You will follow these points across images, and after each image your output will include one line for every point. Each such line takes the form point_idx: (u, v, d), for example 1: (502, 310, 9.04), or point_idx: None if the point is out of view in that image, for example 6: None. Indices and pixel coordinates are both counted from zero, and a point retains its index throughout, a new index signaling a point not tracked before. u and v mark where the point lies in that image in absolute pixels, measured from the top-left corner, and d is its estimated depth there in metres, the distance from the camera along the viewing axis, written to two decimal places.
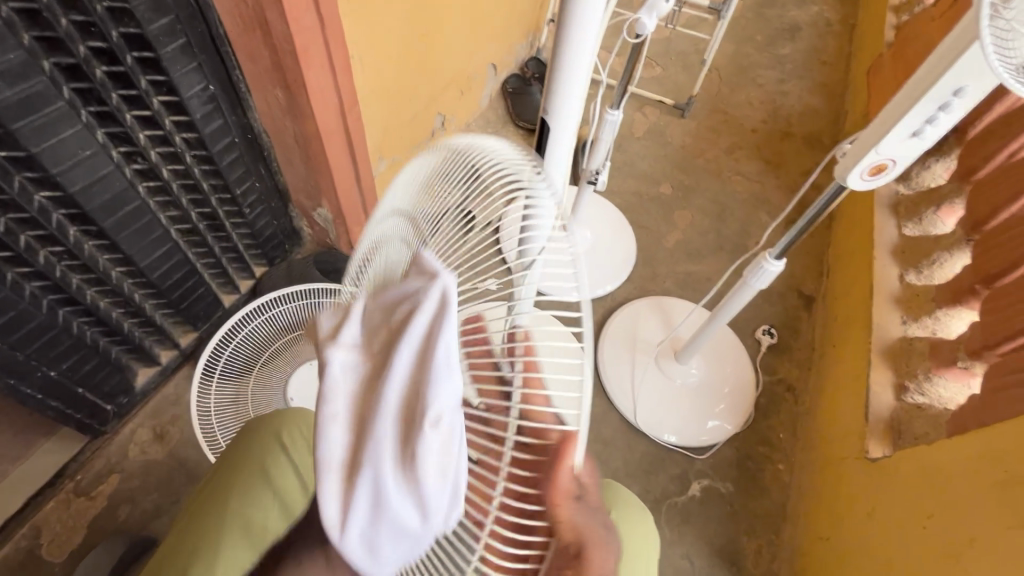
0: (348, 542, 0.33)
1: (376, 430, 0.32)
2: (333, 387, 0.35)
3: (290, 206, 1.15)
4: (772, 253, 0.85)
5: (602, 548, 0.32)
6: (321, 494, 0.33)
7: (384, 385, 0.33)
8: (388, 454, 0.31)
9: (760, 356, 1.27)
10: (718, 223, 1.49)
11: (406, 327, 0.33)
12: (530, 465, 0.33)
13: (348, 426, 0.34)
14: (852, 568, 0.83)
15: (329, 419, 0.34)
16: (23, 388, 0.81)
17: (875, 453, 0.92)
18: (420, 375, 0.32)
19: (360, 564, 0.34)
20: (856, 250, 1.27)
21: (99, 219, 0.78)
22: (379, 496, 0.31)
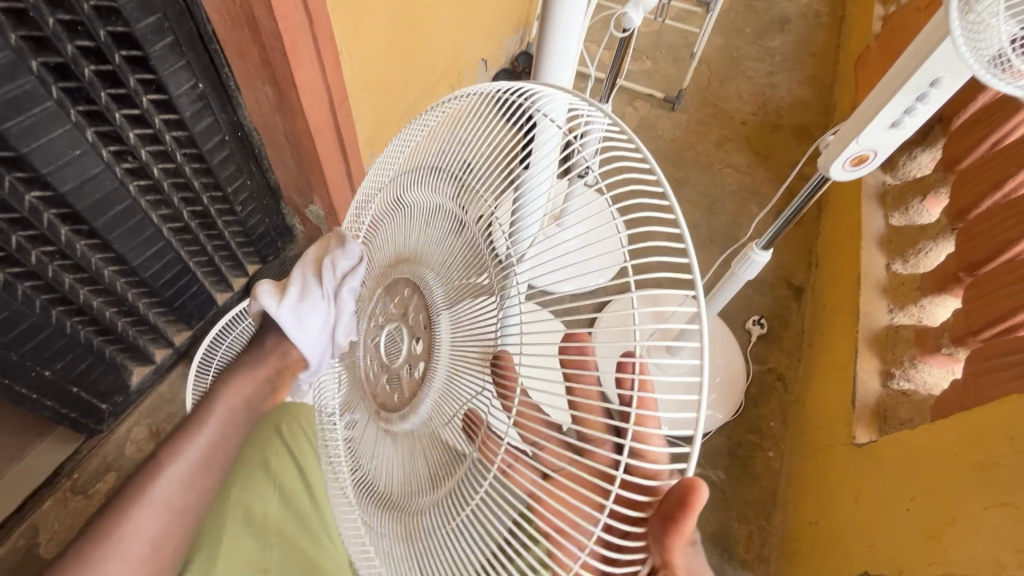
0: (284, 316, 0.51)
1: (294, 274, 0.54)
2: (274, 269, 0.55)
3: (282, 203, 1.15)
4: (758, 243, 0.87)
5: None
6: (263, 299, 0.52)
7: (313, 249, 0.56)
8: (315, 268, 0.54)
9: (750, 346, 1.29)
10: (708, 215, 1.51)
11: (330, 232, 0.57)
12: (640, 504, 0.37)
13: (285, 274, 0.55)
14: (839, 551, 0.85)
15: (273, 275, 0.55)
16: (17, 388, 0.81)
17: (862, 438, 0.94)
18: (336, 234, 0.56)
19: (292, 335, 0.51)
20: (844, 241, 1.29)
21: (90, 219, 0.78)
22: (306, 291, 0.53)
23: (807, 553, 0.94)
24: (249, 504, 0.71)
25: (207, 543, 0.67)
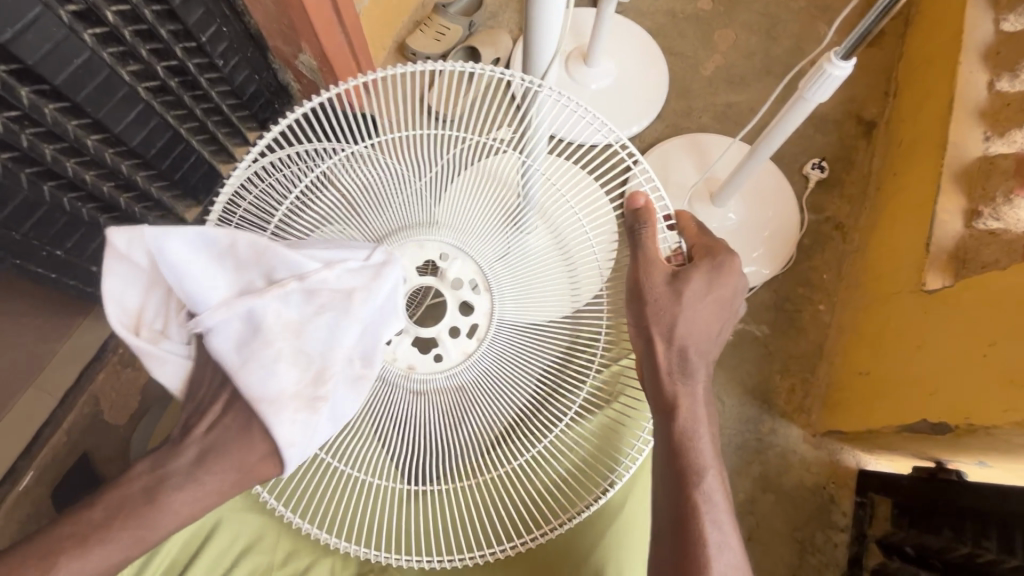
0: (235, 357, 0.51)
1: (227, 299, 0.51)
2: (245, 316, 0.51)
3: (269, 55, 1.01)
4: (837, 53, 0.69)
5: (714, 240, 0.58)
6: (224, 349, 0.51)
7: (198, 280, 0.50)
8: (227, 287, 0.51)
9: (807, 192, 1.14)
10: (767, 41, 1.26)
11: (236, 251, 0.51)
12: (692, 250, 0.57)
13: (208, 314, 0.51)
14: (897, 404, 0.80)
15: (244, 307, 0.51)
16: (31, 267, 0.81)
17: (933, 283, 0.84)
18: (217, 256, 0.51)
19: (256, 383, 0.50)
20: (935, 58, 1.06)
21: (49, 77, 0.68)
22: (246, 321, 0.51)
23: (856, 403, 0.90)
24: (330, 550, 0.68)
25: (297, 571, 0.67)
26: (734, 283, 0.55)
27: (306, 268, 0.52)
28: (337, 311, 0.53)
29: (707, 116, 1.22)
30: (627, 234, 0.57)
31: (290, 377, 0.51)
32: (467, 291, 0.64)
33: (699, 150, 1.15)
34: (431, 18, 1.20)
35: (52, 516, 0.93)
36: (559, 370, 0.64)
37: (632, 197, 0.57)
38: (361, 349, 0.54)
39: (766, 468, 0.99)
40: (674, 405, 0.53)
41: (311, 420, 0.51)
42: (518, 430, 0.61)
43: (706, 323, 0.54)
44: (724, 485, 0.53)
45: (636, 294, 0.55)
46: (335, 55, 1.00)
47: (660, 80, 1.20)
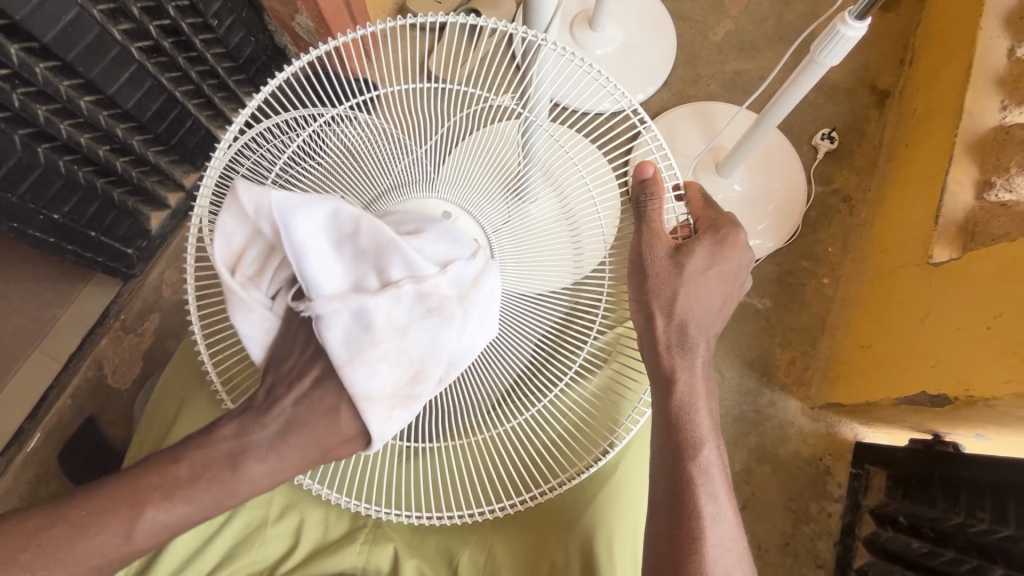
0: (342, 357, 0.49)
1: (346, 290, 0.48)
2: (346, 314, 0.48)
3: (265, 16, 0.98)
4: (851, 12, 0.66)
5: (726, 216, 0.56)
6: (327, 341, 0.49)
7: (308, 264, 0.47)
8: (340, 278, 0.48)
9: (815, 164, 1.11)
10: (779, 5, 1.21)
11: (359, 235, 0.48)
12: (700, 220, 0.56)
13: (317, 307, 0.48)
14: (897, 377, 0.80)
15: (353, 302, 0.48)
16: (29, 231, 0.80)
17: (940, 256, 0.82)
18: (339, 243, 0.48)
19: (359, 381, 0.49)
20: (955, 23, 1.02)
21: (38, 34, 0.66)
22: (356, 319, 0.48)
23: (856, 375, 0.90)
24: (323, 509, 0.69)
25: (291, 522, 0.68)
26: (738, 258, 0.54)
27: (422, 270, 0.49)
28: (444, 322, 0.49)
29: (715, 84, 1.18)
30: (632, 205, 0.56)
31: (390, 377, 0.49)
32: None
33: (705, 119, 1.12)
34: None
35: (60, 476, 0.95)
36: (560, 333, 0.63)
37: (640, 166, 0.55)
38: (458, 351, 0.51)
39: (762, 439, 1.00)
40: (670, 378, 0.53)
41: (397, 414, 0.50)
42: (518, 389, 0.61)
43: (707, 298, 0.53)
44: (721, 458, 0.53)
45: (638, 269, 0.54)
46: (331, 14, 0.96)
47: (668, 46, 1.17)
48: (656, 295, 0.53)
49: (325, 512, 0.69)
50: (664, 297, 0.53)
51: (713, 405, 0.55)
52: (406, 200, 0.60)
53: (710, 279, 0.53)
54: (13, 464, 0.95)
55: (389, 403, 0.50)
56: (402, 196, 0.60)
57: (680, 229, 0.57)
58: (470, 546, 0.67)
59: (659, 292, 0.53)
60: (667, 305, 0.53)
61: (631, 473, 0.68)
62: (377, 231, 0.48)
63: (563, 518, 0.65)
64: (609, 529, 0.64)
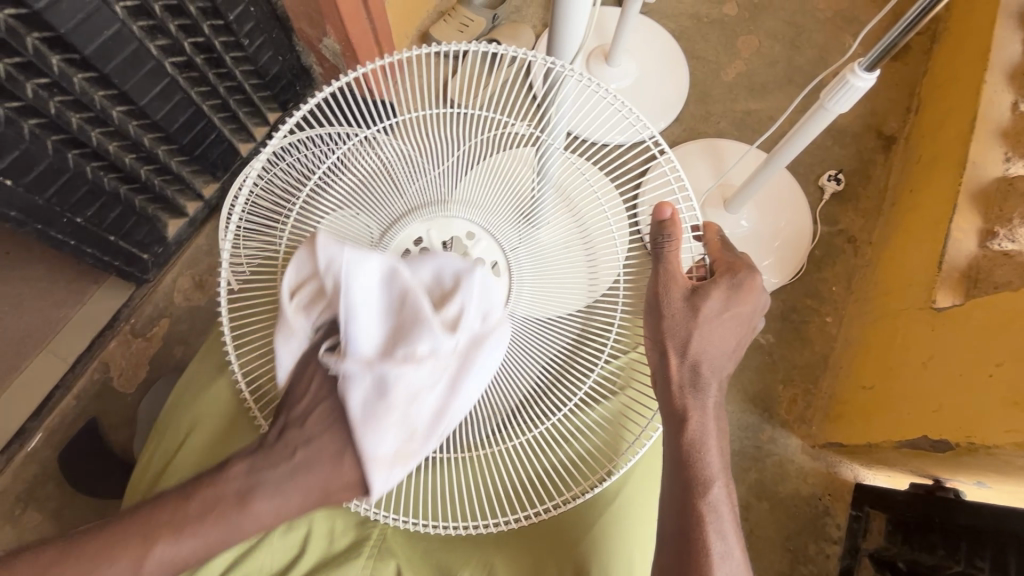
0: (358, 412, 0.51)
1: (380, 340, 0.51)
2: (364, 374, 0.51)
3: (294, 37, 1.02)
4: (861, 64, 0.69)
5: (745, 259, 0.57)
6: (349, 395, 0.51)
7: (344, 322, 0.50)
8: (372, 336, 0.51)
9: (822, 205, 1.13)
10: (790, 50, 1.25)
11: (383, 289, 0.51)
12: (719, 263, 0.57)
13: (344, 361, 0.51)
14: (899, 420, 0.80)
15: (375, 357, 0.51)
16: (52, 233, 0.82)
17: (943, 302, 0.83)
18: (374, 304, 0.51)
19: (369, 445, 0.51)
20: (960, 75, 1.05)
21: (79, 47, 0.69)
22: (380, 383, 0.50)
23: (858, 415, 0.90)
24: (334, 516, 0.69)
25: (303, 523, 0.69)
26: (754, 302, 0.55)
27: (441, 346, 0.50)
28: (452, 382, 0.51)
29: (725, 122, 1.21)
30: (651, 245, 0.56)
31: (394, 440, 0.51)
32: (488, 273, 0.63)
33: (715, 156, 1.15)
34: (455, 10, 1.20)
35: (57, 477, 0.95)
36: (572, 352, 0.64)
37: (658, 208, 0.55)
38: (464, 408, 0.52)
39: (762, 475, 0.99)
40: (683, 418, 0.53)
41: (398, 468, 0.51)
42: (529, 407, 0.62)
43: (721, 339, 0.54)
44: (731, 498, 0.54)
45: (654, 306, 0.55)
46: (359, 40, 1.00)
47: (681, 82, 1.20)
48: (671, 338, 0.54)
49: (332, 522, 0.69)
50: (679, 339, 0.54)
51: (725, 445, 0.55)
52: (433, 219, 0.63)
53: (727, 319, 0.54)
54: (13, 462, 0.95)
55: (390, 462, 0.51)
56: (428, 215, 0.63)
57: (696, 267, 0.59)
58: (471, 565, 0.66)
59: (671, 334, 0.54)
60: (684, 348, 0.54)
61: (636, 497, 0.68)
62: (399, 279, 0.51)
63: (567, 537, 0.65)
64: (611, 555, 0.64)
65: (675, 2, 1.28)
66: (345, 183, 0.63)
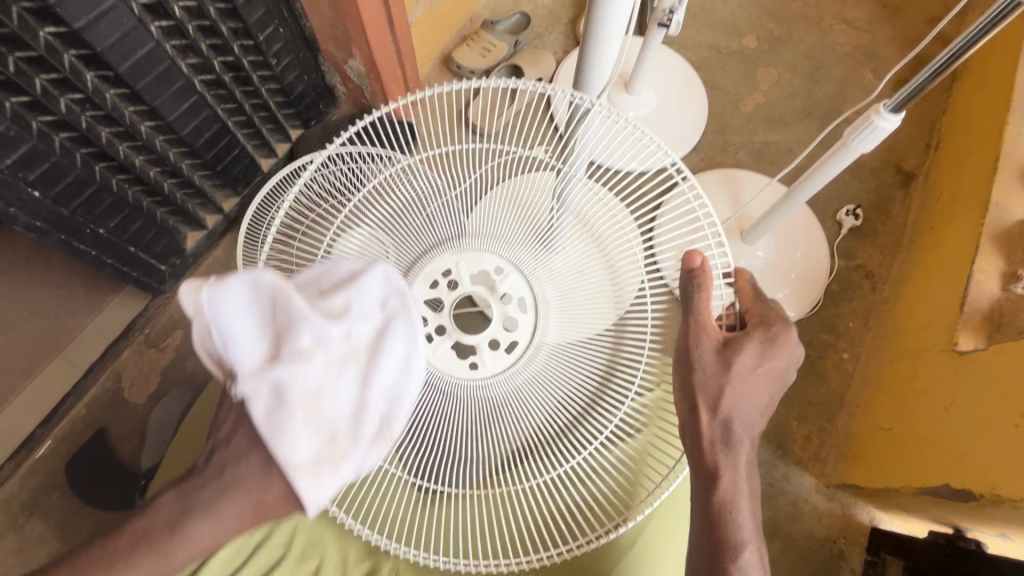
0: (264, 422, 0.45)
1: (272, 352, 0.45)
2: (265, 410, 0.45)
3: (319, 57, 1.04)
4: (887, 105, 0.69)
5: (778, 311, 0.56)
6: (250, 398, 0.45)
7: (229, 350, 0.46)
8: (258, 349, 0.46)
9: (839, 239, 1.12)
10: (810, 83, 1.26)
11: (260, 300, 0.46)
12: (754, 314, 0.56)
13: (240, 379, 0.45)
14: (919, 466, 0.78)
15: (278, 356, 0.45)
16: (75, 243, 0.83)
17: (965, 345, 0.81)
18: (256, 325, 0.46)
19: (280, 455, 0.45)
20: (981, 114, 1.05)
21: (114, 64, 0.71)
22: (277, 392, 0.45)
23: (876, 458, 0.88)
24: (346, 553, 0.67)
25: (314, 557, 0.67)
26: (789, 356, 0.54)
27: (328, 334, 0.46)
28: (359, 366, 0.47)
29: (743, 153, 1.21)
30: (681, 292, 0.55)
31: (310, 446, 0.45)
32: (515, 308, 0.66)
33: (732, 187, 1.15)
34: (479, 34, 1.22)
35: (64, 485, 0.95)
36: (600, 390, 0.63)
37: (689, 255, 0.54)
38: (391, 403, 0.48)
39: (774, 514, 0.97)
40: (715, 475, 0.52)
41: (333, 475, 0.46)
42: (550, 444, 0.61)
43: (754, 396, 0.53)
44: (761, 561, 0.53)
45: (684, 358, 0.54)
46: (383, 62, 1.02)
47: (699, 112, 1.21)
48: (703, 393, 0.53)
49: (343, 555, 0.67)
50: (711, 395, 0.53)
51: (756, 503, 0.54)
52: (461, 252, 0.66)
53: (762, 373, 0.53)
54: (19, 469, 0.96)
55: (309, 476, 0.45)
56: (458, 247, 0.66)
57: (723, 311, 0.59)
58: None
59: (702, 387, 0.53)
60: (716, 403, 0.52)
61: (654, 538, 0.67)
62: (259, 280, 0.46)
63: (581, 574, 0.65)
64: None
65: (695, 33, 1.29)
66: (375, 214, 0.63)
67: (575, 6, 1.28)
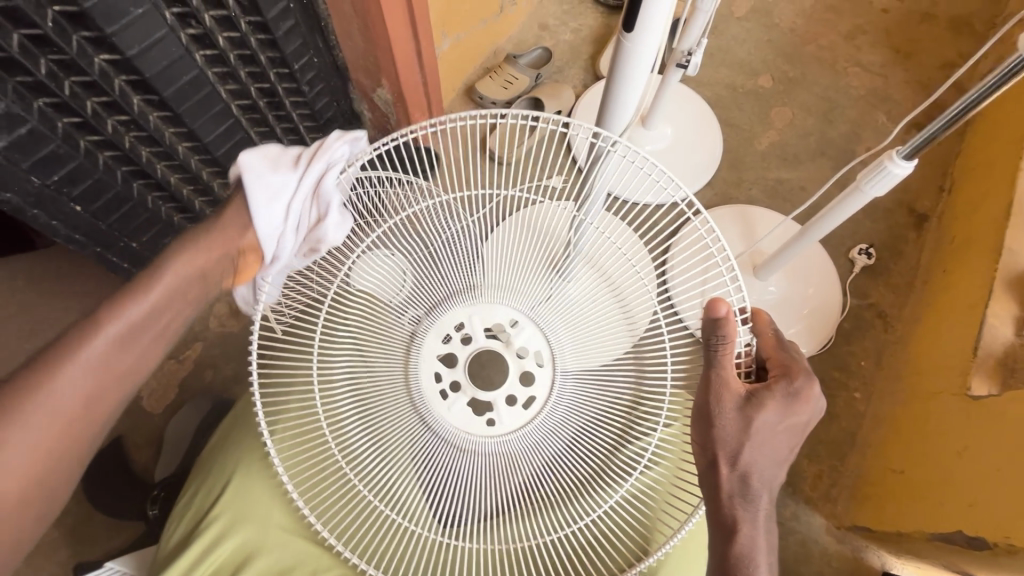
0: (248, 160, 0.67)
1: None
2: None
3: (350, 86, 1.08)
4: (900, 152, 0.71)
5: (801, 364, 0.57)
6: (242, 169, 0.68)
7: None
8: None
9: (852, 277, 1.13)
10: (823, 123, 1.28)
11: None
12: (778, 366, 0.57)
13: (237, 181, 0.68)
14: (931, 512, 0.78)
15: None
16: (109, 255, 0.88)
17: (979, 390, 0.81)
18: None
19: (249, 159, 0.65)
20: (995, 159, 1.06)
21: (160, 89, 0.74)
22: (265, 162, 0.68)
23: (887, 500, 0.87)
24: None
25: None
26: (810, 410, 0.54)
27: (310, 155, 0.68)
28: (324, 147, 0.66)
29: (757, 189, 1.24)
30: (703, 343, 0.56)
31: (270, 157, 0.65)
32: (532, 363, 0.66)
33: (746, 224, 1.16)
34: (502, 67, 1.27)
35: (77, 492, 0.97)
36: (618, 446, 0.65)
37: (713, 304, 0.55)
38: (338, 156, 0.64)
39: (784, 554, 0.96)
40: (733, 529, 0.53)
41: (268, 174, 0.61)
42: (574, 500, 0.63)
43: (773, 449, 0.54)
44: None
45: (704, 414, 0.55)
46: (410, 91, 1.06)
47: (714, 148, 1.24)
48: (720, 447, 0.54)
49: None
50: (726, 448, 0.54)
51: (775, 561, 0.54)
52: (474, 304, 0.67)
53: (783, 425, 0.54)
54: None
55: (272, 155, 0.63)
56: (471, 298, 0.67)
57: (742, 354, 0.60)
58: None
59: (718, 440, 0.54)
60: (734, 457, 0.53)
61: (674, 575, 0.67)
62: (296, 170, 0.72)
63: None
64: None
65: (712, 71, 1.33)
66: (399, 249, 0.67)
67: (595, 42, 1.33)
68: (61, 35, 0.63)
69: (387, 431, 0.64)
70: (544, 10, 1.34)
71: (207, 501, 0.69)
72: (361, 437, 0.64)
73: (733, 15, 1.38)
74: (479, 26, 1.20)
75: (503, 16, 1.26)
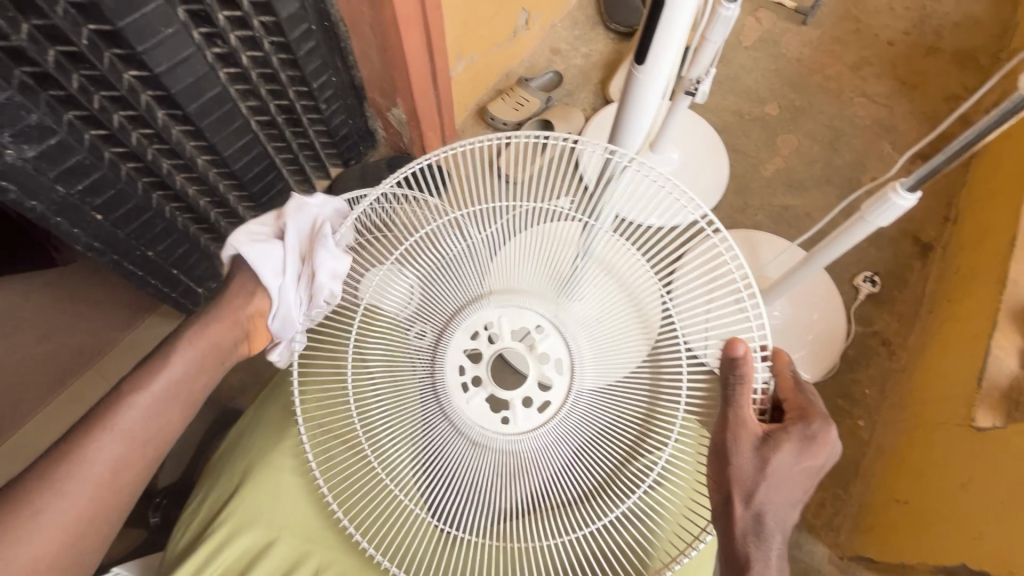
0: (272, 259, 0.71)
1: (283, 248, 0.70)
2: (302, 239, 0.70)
3: (365, 104, 1.11)
4: (903, 184, 0.72)
5: (817, 404, 0.58)
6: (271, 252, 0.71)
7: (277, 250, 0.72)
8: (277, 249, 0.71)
9: (856, 303, 1.14)
10: (829, 151, 1.30)
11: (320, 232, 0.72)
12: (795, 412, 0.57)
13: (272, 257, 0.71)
14: (934, 543, 0.77)
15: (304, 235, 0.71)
16: (125, 264, 0.88)
17: (983, 422, 0.80)
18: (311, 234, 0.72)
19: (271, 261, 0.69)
20: (999, 192, 1.07)
21: (183, 104, 0.77)
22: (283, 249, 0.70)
23: (890, 531, 0.87)
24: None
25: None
26: (827, 453, 0.55)
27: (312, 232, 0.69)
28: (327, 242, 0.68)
29: (762, 215, 1.25)
30: (720, 382, 0.58)
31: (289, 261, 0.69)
32: (552, 369, 0.67)
33: (751, 248, 1.18)
34: (513, 89, 1.30)
35: None
36: (631, 453, 0.65)
37: (731, 344, 0.56)
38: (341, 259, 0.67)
39: None
40: (746, 564, 0.54)
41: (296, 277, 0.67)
42: (585, 501, 0.64)
43: (788, 490, 0.55)
44: None
45: (720, 452, 0.56)
46: (423, 111, 1.08)
47: (720, 173, 1.25)
48: (738, 485, 0.55)
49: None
50: (744, 490, 0.54)
51: None
52: (506, 306, 0.69)
53: (802, 469, 0.54)
54: None
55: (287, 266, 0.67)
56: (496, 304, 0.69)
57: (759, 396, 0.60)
58: None
59: (735, 479, 0.55)
60: (750, 494, 0.54)
61: None
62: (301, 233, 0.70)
63: None
64: None
65: (719, 98, 1.36)
66: (421, 264, 0.69)
67: (605, 67, 1.36)
68: (94, 53, 0.66)
69: (408, 432, 0.66)
70: (556, 35, 1.38)
71: (220, 500, 0.70)
72: (385, 445, 0.66)
73: (741, 44, 1.41)
74: (493, 49, 1.23)
75: (515, 40, 1.29)
